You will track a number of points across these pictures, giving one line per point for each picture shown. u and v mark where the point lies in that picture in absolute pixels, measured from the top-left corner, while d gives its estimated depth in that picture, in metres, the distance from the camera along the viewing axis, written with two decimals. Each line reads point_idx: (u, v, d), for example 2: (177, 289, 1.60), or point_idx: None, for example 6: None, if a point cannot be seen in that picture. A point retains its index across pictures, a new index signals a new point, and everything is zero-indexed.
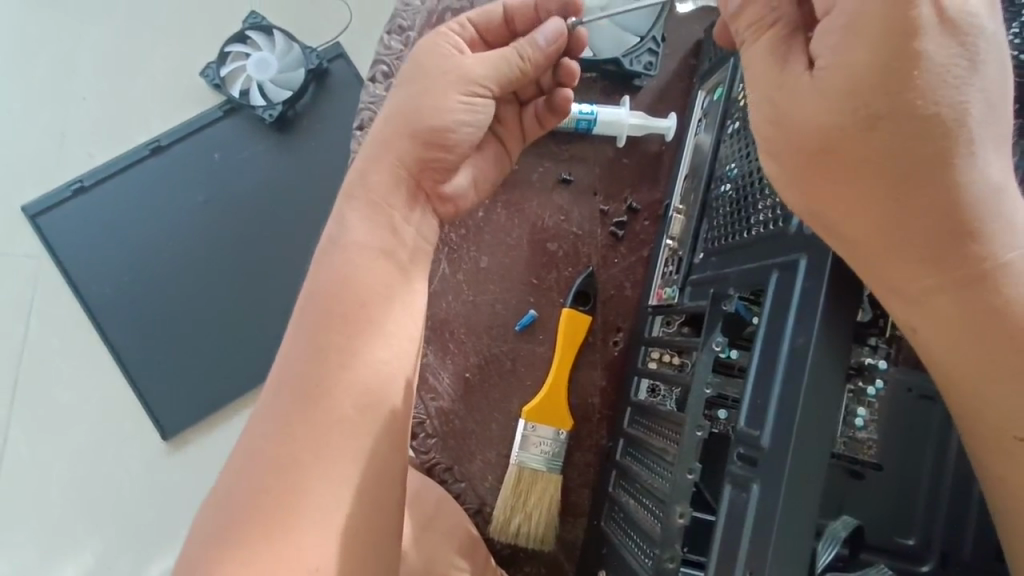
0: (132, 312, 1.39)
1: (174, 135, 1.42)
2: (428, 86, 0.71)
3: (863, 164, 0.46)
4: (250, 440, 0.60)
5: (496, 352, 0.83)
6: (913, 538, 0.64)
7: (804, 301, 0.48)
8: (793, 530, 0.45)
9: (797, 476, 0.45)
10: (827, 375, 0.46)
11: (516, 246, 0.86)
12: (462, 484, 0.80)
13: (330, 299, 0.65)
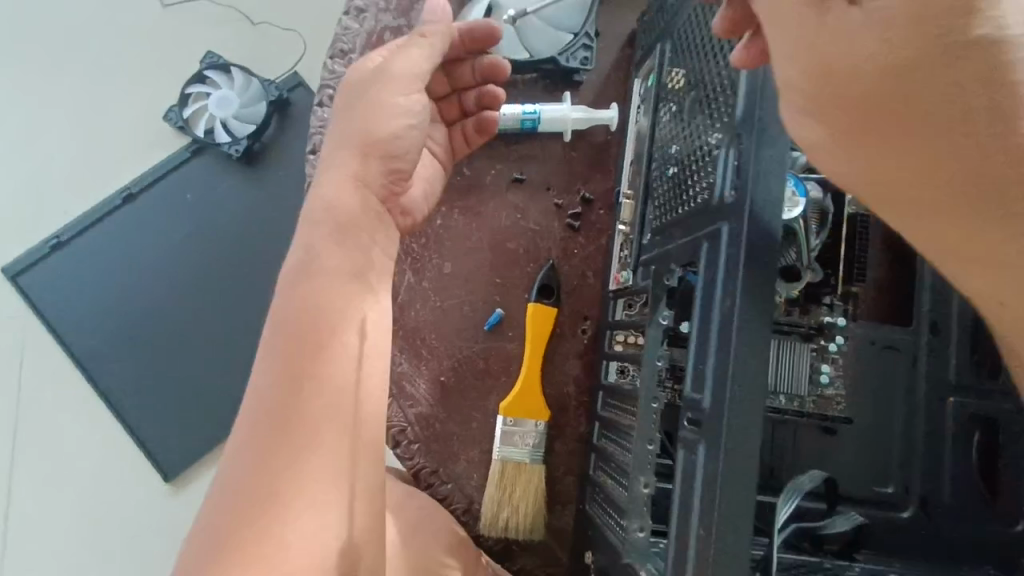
0: (123, 359, 1.41)
1: (145, 181, 1.44)
2: (370, 105, 0.73)
3: (908, 109, 0.45)
4: (231, 468, 0.62)
5: (469, 353, 0.85)
6: (891, 487, 0.84)
7: (729, 266, 0.50)
8: (738, 484, 0.46)
9: (734, 432, 0.47)
10: (755, 335, 0.48)
11: (477, 248, 0.88)
12: (449, 486, 0.82)
13: (295, 324, 0.67)
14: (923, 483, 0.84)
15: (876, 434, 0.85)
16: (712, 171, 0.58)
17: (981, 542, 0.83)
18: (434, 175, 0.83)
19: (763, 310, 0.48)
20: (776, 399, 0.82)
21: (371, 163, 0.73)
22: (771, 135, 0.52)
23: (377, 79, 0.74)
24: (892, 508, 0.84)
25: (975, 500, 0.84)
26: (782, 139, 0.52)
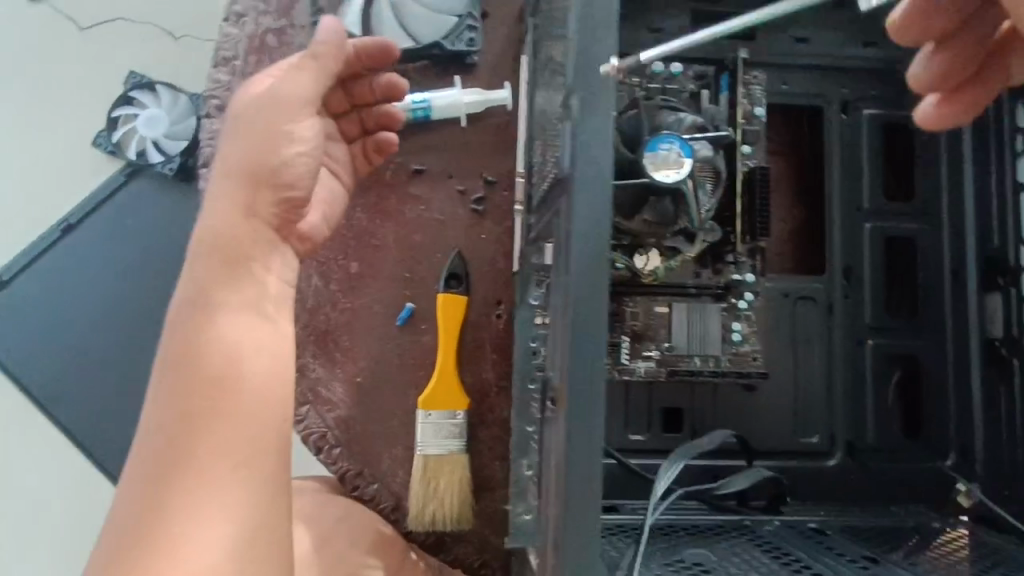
0: (79, 394, 1.37)
1: (82, 212, 1.40)
2: (261, 130, 0.69)
3: None
4: (125, 502, 0.61)
5: (384, 350, 0.85)
6: (817, 437, 0.85)
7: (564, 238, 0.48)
8: (583, 468, 0.45)
9: (577, 412, 0.45)
10: (594, 311, 0.45)
11: (382, 245, 0.86)
12: (376, 485, 0.83)
13: (183, 358, 0.65)
14: (846, 431, 0.85)
15: (798, 385, 0.86)
16: (555, 144, 0.57)
17: (904, 479, 0.85)
18: (338, 197, 0.80)
19: (600, 285, 0.46)
20: (691, 362, 0.82)
21: (260, 191, 0.70)
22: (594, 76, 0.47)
23: (265, 102, 0.71)
24: (818, 457, 0.85)
25: (892, 434, 0.87)
26: (610, 84, 0.46)
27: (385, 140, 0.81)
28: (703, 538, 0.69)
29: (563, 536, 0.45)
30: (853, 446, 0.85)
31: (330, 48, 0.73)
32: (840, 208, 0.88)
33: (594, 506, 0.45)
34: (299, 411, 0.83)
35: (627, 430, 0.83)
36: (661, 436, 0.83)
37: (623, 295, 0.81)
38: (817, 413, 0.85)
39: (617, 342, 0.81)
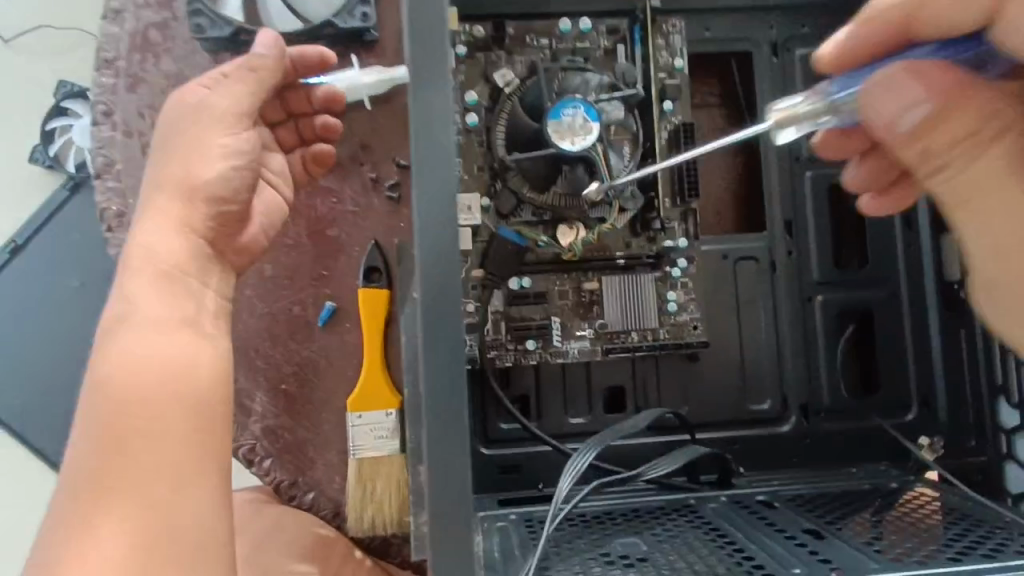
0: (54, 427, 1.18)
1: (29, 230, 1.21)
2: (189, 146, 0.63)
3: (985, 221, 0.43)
4: (47, 536, 0.54)
5: (309, 354, 0.81)
6: (768, 403, 0.81)
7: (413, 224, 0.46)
8: (447, 459, 0.44)
9: (437, 412, 0.44)
10: (450, 300, 0.44)
11: (296, 244, 0.82)
12: (312, 493, 0.81)
13: (111, 373, 0.57)
14: (797, 396, 0.82)
15: (743, 353, 0.81)
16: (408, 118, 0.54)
17: (860, 439, 0.81)
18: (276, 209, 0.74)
19: (452, 270, 0.44)
20: (627, 338, 0.78)
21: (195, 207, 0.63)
22: (428, 45, 0.43)
23: (193, 113, 0.65)
24: (769, 424, 0.81)
25: (846, 395, 0.82)
26: (446, 51, 0.43)
27: (325, 151, 0.77)
28: (636, 521, 0.66)
29: (433, 527, 0.44)
30: (805, 409, 0.82)
31: (270, 61, 0.66)
32: (777, 158, 0.82)
33: (463, 494, 0.44)
34: None
35: (566, 414, 0.79)
36: (602, 418, 0.79)
37: (546, 274, 0.76)
38: (764, 378, 0.82)
39: (547, 325, 0.76)
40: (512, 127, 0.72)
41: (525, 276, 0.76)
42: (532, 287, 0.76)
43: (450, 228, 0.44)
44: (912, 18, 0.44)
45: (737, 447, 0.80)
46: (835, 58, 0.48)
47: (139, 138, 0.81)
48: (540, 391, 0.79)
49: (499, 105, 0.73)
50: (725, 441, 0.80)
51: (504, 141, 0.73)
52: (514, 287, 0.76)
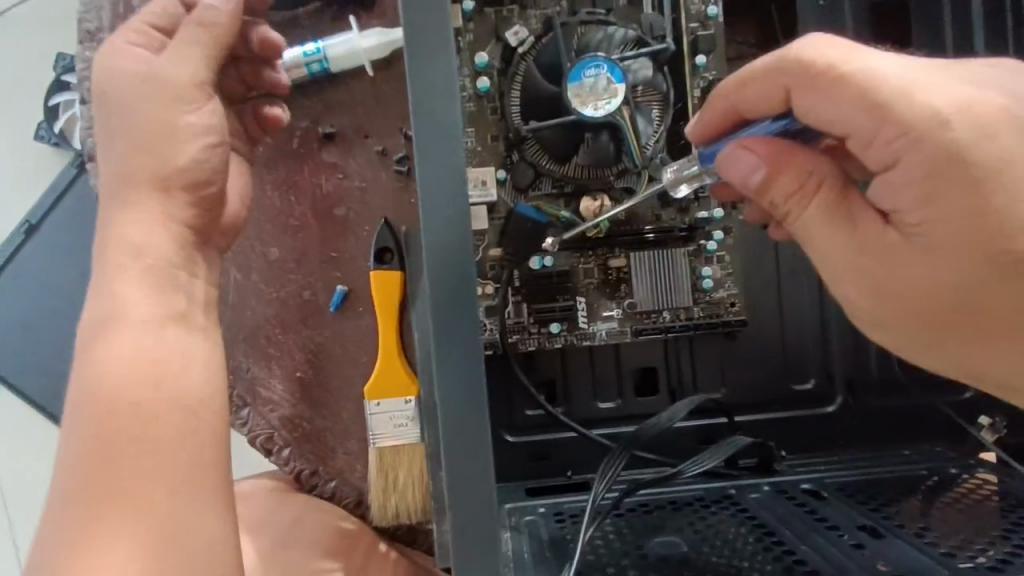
0: None
1: (43, 209, 1.13)
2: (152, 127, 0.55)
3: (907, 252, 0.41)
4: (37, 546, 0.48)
5: (322, 340, 0.77)
6: (811, 382, 0.76)
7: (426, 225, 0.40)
8: (467, 472, 0.40)
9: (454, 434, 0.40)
10: (461, 301, 0.39)
11: (301, 224, 0.77)
12: (334, 483, 0.77)
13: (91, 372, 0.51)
14: (843, 373, 0.76)
15: (784, 329, 0.76)
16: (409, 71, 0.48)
17: (910, 417, 0.75)
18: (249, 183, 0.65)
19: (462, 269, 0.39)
20: (659, 317, 0.72)
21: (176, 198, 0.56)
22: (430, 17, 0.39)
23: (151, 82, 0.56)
24: (814, 405, 0.76)
25: (897, 370, 0.76)
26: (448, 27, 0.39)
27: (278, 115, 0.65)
28: (671, 514, 0.61)
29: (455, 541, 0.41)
30: (851, 387, 0.76)
31: (224, 17, 0.56)
32: None
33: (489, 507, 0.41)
34: (241, 413, 0.77)
35: (594, 399, 0.74)
36: (633, 401, 0.75)
37: (571, 251, 0.71)
38: (805, 356, 0.76)
39: (572, 306, 0.71)
40: (527, 91, 0.65)
41: (547, 254, 0.70)
42: (555, 265, 0.70)
43: (463, 224, 0.39)
44: (736, 107, 0.48)
45: (778, 429, 0.75)
46: (700, 132, 0.52)
47: None
48: (567, 373, 0.74)
49: (512, 66, 0.66)
50: (766, 424, 0.75)
51: (519, 109, 0.66)
52: (535, 267, 0.70)
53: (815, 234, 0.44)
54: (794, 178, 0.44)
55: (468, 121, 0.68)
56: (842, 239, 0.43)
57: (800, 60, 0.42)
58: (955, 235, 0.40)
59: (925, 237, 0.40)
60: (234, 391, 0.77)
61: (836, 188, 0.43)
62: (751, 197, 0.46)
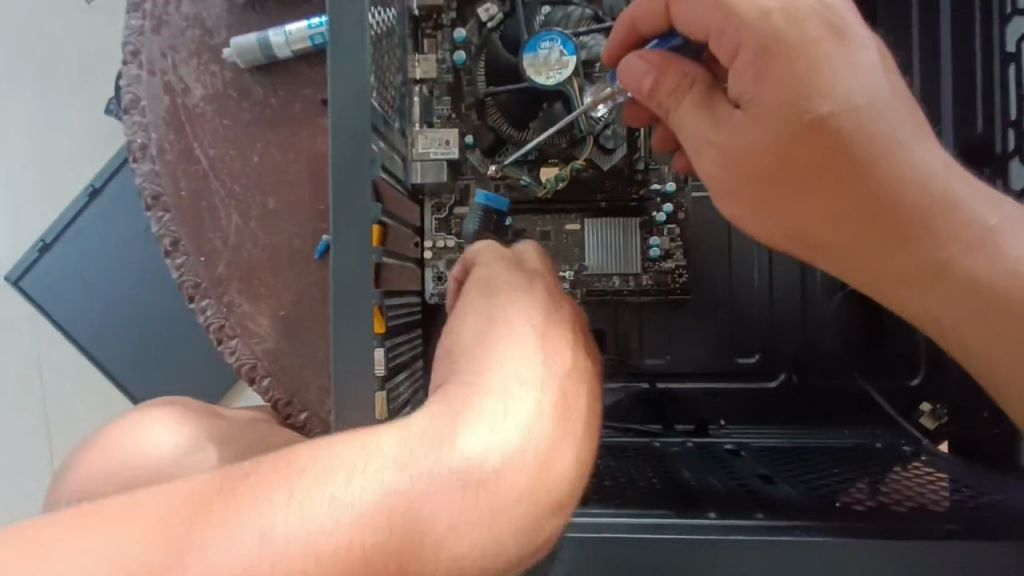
0: (123, 345, 1.26)
1: (104, 175, 1.26)
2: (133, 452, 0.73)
3: (782, 125, 0.49)
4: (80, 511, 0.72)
5: (306, 284, 0.85)
6: (757, 357, 0.78)
7: (344, 131, 0.51)
8: (356, 310, 0.51)
9: (346, 303, 0.51)
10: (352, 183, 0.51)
11: (297, 180, 0.86)
12: (305, 414, 0.85)
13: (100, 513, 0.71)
14: (789, 352, 0.79)
15: (731, 306, 0.79)
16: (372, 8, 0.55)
17: (856, 401, 0.77)
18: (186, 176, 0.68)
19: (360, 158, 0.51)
20: (609, 282, 0.77)
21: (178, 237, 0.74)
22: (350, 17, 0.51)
23: None
24: (759, 379, 0.78)
25: (844, 352, 0.78)
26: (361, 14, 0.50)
27: None
28: None
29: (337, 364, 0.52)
30: (797, 366, 0.78)
31: None
32: None
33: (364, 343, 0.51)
34: (230, 344, 0.85)
35: None
36: None
37: (527, 213, 0.77)
38: (755, 332, 0.79)
39: None
40: (492, 63, 0.72)
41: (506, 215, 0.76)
42: (512, 225, 0.76)
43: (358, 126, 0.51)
44: (637, 25, 0.59)
45: (722, 400, 0.78)
46: (614, 54, 0.62)
47: (162, 77, 0.86)
48: None
49: (482, 41, 0.73)
50: (708, 395, 0.78)
51: (484, 78, 0.73)
52: None
53: (681, 123, 0.55)
54: (675, 78, 0.55)
55: (445, 91, 0.74)
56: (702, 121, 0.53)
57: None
58: (777, 101, 0.49)
59: (754, 103, 0.50)
60: (226, 322, 0.85)
61: (709, 82, 0.54)
62: (644, 97, 0.57)
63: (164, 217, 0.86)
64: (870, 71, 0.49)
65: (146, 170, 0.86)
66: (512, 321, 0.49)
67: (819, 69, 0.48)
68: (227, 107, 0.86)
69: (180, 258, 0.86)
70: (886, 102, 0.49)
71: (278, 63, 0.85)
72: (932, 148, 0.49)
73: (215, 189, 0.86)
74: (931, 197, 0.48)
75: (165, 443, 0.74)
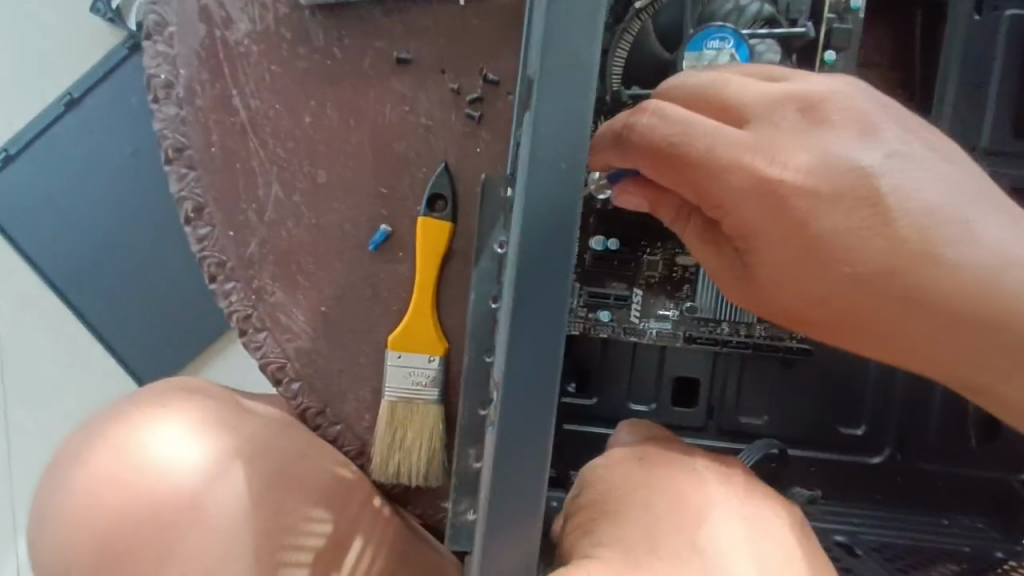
0: (104, 291, 1.03)
1: (87, 83, 1.00)
2: (145, 472, 0.66)
3: (807, 291, 0.48)
4: (75, 532, 0.65)
5: (354, 279, 0.72)
6: (862, 428, 0.71)
7: (545, 144, 0.36)
8: (522, 459, 0.38)
9: (510, 408, 0.37)
10: (552, 287, 0.36)
11: (356, 152, 0.71)
12: (338, 428, 0.72)
13: (104, 538, 0.64)
14: (899, 426, 0.72)
15: (848, 367, 0.71)
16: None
17: (962, 485, 0.71)
18: None
19: (564, 180, 0.36)
20: (717, 329, 0.66)
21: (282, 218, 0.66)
22: (570, 72, 0.36)
23: None
24: (859, 453, 0.72)
25: (972, 441, 0.71)
26: (592, 63, 0.35)
27: None
28: None
29: (485, 532, 0.38)
30: (903, 443, 0.72)
31: None
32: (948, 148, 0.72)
33: (531, 501, 0.38)
34: (256, 337, 0.72)
35: (627, 399, 0.71)
36: (667, 409, 0.71)
37: (640, 236, 0.64)
38: (868, 401, 0.71)
39: (627, 297, 0.65)
40: (635, 55, 0.59)
41: (613, 236, 0.64)
42: (621, 250, 0.64)
43: (577, 130, 0.36)
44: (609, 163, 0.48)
45: (819, 470, 0.71)
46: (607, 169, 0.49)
47: None
48: (602, 366, 0.71)
49: (623, 23, 0.58)
50: (801, 463, 0.71)
51: (620, 73, 0.59)
52: (597, 248, 0.64)
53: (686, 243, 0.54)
54: (670, 207, 0.52)
55: None
56: (720, 269, 0.52)
57: (633, 138, 0.45)
58: (784, 263, 0.48)
59: (756, 260, 0.49)
60: (253, 312, 0.72)
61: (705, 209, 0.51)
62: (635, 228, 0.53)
63: (187, 174, 0.70)
64: (869, 211, 0.45)
65: (170, 115, 0.70)
66: (674, 486, 0.45)
67: (820, 254, 0.46)
68: (278, 52, 0.70)
69: (203, 228, 0.71)
70: (891, 244, 0.45)
71: (348, 5, 0.69)
72: (971, 265, 0.45)
73: (254, 151, 0.70)
74: (999, 307, 0.45)
75: (191, 456, 0.67)
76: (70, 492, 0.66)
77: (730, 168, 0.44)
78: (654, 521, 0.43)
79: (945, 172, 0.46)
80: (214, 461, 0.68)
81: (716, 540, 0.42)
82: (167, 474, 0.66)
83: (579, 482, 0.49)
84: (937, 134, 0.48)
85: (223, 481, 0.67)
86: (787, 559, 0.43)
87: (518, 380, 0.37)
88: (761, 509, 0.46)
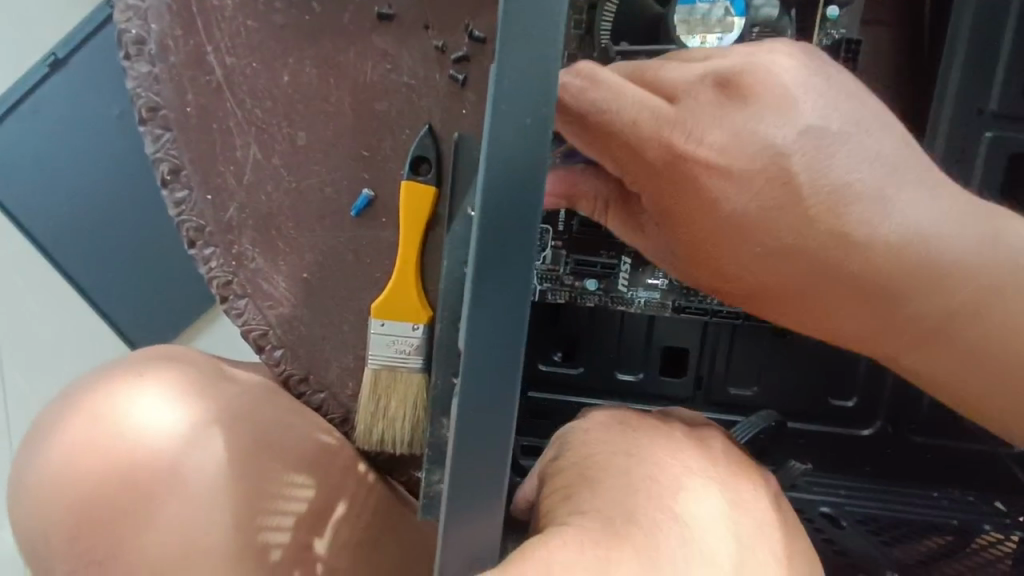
0: (92, 256, 1.01)
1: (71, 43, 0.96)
2: (124, 435, 0.65)
3: (731, 267, 0.49)
4: (55, 494, 0.65)
5: (336, 244, 0.70)
6: (853, 400, 0.70)
7: (514, 102, 0.34)
8: (482, 435, 0.36)
9: (467, 383, 0.36)
10: (510, 258, 0.35)
11: (336, 112, 0.68)
12: (322, 395, 0.72)
13: (85, 498, 0.64)
14: (891, 399, 0.70)
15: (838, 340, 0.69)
16: None
17: (952, 458, 0.70)
18: None
19: (530, 142, 0.34)
20: (707, 298, 0.65)
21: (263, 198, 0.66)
22: (538, 22, 0.33)
23: None
24: (850, 425, 0.71)
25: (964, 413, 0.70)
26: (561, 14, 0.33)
27: None
28: None
29: (450, 502, 0.37)
30: (893, 417, 0.70)
31: None
32: (952, 111, 0.69)
33: (495, 476, 0.37)
34: (237, 304, 0.71)
35: (615, 368, 0.70)
36: (655, 379, 0.70)
37: None
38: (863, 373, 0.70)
39: (615, 265, 0.64)
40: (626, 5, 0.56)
41: None
42: None
43: (542, 87, 0.34)
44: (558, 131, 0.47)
45: (809, 442, 0.70)
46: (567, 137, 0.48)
47: None
48: (588, 334, 0.70)
49: None
50: (793, 435, 0.70)
51: (610, 27, 0.57)
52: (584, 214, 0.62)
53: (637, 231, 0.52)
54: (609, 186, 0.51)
55: None
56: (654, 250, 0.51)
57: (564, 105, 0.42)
58: (707, 242, 0.48)
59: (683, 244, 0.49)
60: (234, 278, 0.70)
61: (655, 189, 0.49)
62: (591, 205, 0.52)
63: (163, 136, 0.68)
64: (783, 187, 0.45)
65: (143, 73, 0.67)
66: (650, 460, 0.44)
67: (745, 237, 0.47)
68: (253, 5, 0.66)
69: (181, 192, 0.69)
70: (813, 215, 0.45)
71: None
72: (889, 240, 0.46)
73: (231, 111, 0.68)
74: (912, 277, 0.47)
75: (167, 421, 0.67)
76: (48, 461, 0.66)
77: (645, 145, 0.44)
78: (628, 492, 0.41)
79: (864, 148, 0.45)
80: (195, 426, 0.67)
81: (693, 508, 0.41)
82: (142, 439, 0.66)
83: (559, 443, 0.48)
84: (874, 112, 0.46)
85: (200, 447, 0.67)
86: (762, 527, 0.43)
87: (477, 354, 0.36)
88: (734, 480, 0.45)
